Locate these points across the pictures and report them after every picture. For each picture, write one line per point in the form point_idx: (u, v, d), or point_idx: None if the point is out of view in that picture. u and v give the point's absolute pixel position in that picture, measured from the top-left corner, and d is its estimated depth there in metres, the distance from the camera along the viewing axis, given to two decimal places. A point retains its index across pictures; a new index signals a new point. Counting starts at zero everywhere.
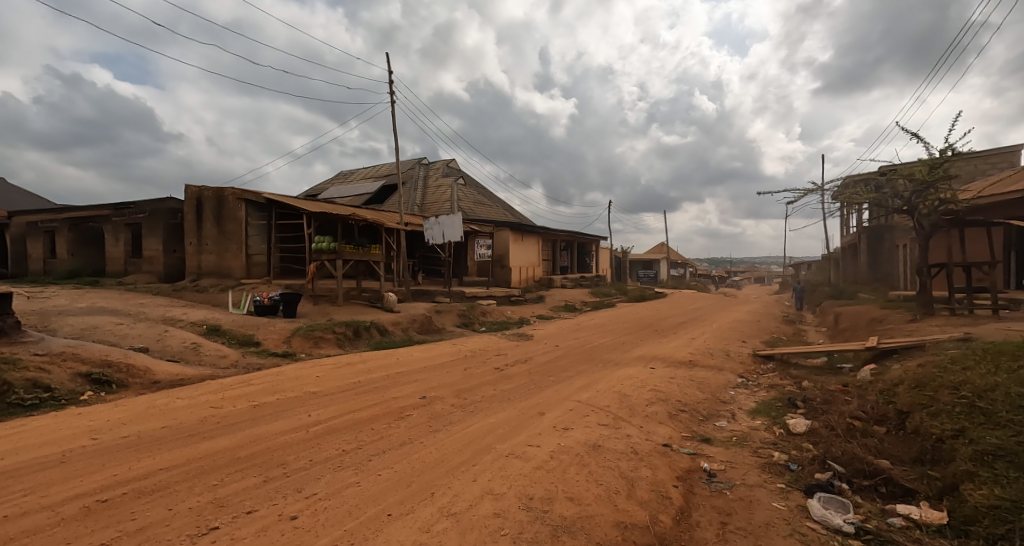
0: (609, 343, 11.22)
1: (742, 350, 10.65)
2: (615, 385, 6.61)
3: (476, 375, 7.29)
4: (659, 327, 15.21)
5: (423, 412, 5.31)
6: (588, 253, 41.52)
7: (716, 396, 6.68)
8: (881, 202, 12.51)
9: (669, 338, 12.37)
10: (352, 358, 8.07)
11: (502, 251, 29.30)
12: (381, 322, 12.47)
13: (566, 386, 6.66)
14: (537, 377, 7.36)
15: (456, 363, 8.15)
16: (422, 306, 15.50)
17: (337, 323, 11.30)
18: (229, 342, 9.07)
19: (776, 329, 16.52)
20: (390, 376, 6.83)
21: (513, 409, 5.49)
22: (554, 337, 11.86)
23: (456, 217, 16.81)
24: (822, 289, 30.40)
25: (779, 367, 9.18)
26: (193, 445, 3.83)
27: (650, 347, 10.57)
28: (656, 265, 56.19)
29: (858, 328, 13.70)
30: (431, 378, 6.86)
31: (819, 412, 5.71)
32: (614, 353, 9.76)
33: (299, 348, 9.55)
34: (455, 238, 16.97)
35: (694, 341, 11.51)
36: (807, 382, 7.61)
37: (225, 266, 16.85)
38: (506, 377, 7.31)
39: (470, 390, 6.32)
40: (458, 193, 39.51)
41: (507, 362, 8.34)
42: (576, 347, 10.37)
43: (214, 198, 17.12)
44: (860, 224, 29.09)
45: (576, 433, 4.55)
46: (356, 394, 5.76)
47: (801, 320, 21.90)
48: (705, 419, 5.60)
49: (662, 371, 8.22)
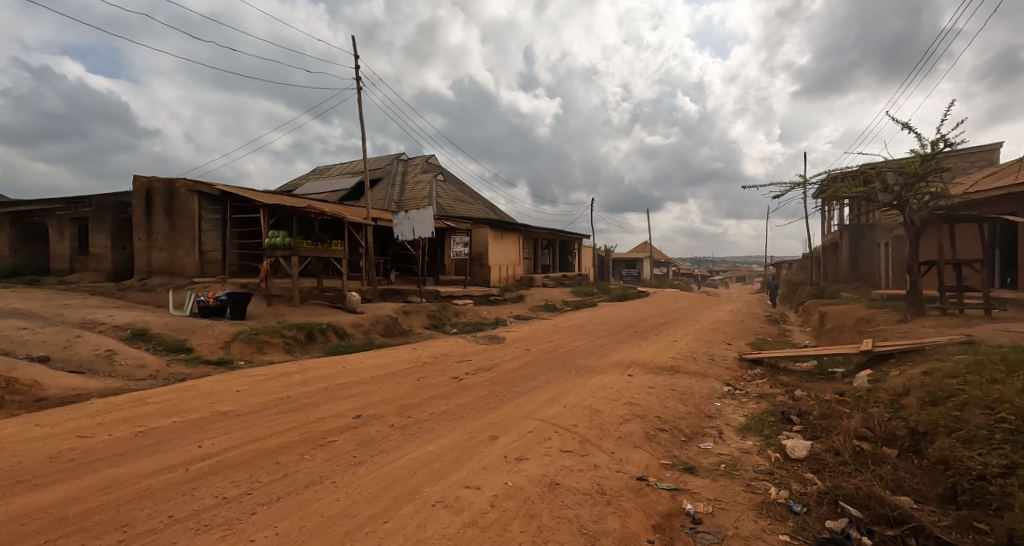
0: (585, 346, 10.41)
1: (727, 354, 9.93)
2: (586, 398, 5.78)
3: (430, 386, 6.39)
4: (640, 328, 14.47)
5: (351, 437, 4.38)
6: (571, 251, 40.84)
7: (700, 410, 5.90)
8: (869, 197, 11.97)
9: (650, 340, 11.61)
10: (291, 367, 7.10)
11: (481, 249, 28.36)
12: (340, 324, 11.46)
13: (529, 400, 5.81)
14: (500, 389, 6.50)
15: (411, 371, 7.23)
16: (389, 306, 14.51)
17: (288, 326, 10.27)
18: (155, 348, 8.00)
19: (761, 330, 15.92)
20: (328, 390, 5.88)
21: (461, 433, 4.60)
22: (527, 341, 11.00)
23: (427, 212, 15.87)
24: (804, 289, 30.13)
25: (767, 373, 8.46)
26: (11, 498, 2.85)
27: (630, 350, 9.80)
28: (639, 264, 55.77)
29: (845, 329, 13.13)
30: (375, 391, 5.93)
31: (818, 431, 4.95)
32: (589, 358, 8.95)
33: (238, 355, 8.50)
34: (426, 234, 16.00)
35: (677, 344, 10.77)
36: (799, 391, 6.88)
37: (177, 264, 15.62)
38: (464, 388, 6.43)
39: (417, 406, 5.41)
40: (437, 190, 38.46)
41: (469, 370, 7.46)
42: (549, 351, 9.52)
43: (165, 190, 15.88)
44: (841, 223, 28.89)
45: (531, 468, 3.68)
46: (276, 414, 4.79)
47: (784, 319, 21.46)
48: (688, 441, 4.80)
49: (640, 378, 7.42)
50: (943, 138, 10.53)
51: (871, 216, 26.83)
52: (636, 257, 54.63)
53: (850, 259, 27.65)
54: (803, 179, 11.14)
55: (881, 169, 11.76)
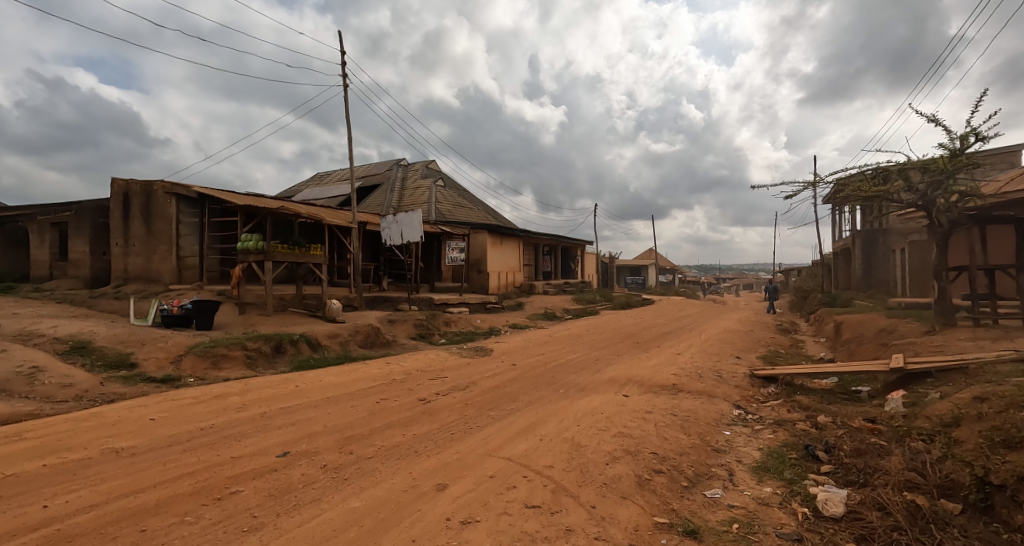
0: (579, 360, 9.48)
1: (736, 369, 8.97)
2: (570, 428, 4.85)
3: (389, 411, 5.47)
4: (642, 339, 13.50)
5: (263, 483, 3.44)
6: (573, 258, 39.93)
7: (705, 442, 4.95)
8: (889, 197, 11.05)
9: (652, 353, 10.66)
10: (236, 385, 6.22)
11: (479, 256, 27.53)
12: (314, 334, 10.57)
13: (502, 430, 4.88)
14: (471, 415, 5.58)
15: (374, 391, 6.32)
16: (374, 316, 13.64)
17: (254, 337, 9.39)
18: (91, 365, 7.13)
19: (772, 340, 14.92)
20: (264, 417, 4.94)
21: (405, 476, 3.67)
22: (517, 353, 10.09)
23: (416, 215, 15.04)
24: (814, 297, 29.06)
25: (783, 392, 7.50)
26: None
27: (628, 365, 8.86)
28: (644, 271, 54.80)
29: (864, 341, 12.10)
30: (322, 418, 4.99)
31: (854, 476, 3.98)
32: (582, 374, 8.03)
33: (189, 370, 7.58)
34: (415, 239, 15.15)
35: (680, 357, 9.79)
36: (823, 416, 5.92)
37: (154, 270, 14.88)
38: (428, 414, 5.51)
39: (363, 439, 4.48)
40: (436, 195, 37.76)
41: (442, 390, 6.54)
42: (539, 366, 8.58)
43: (143, 193, 15.17)
44: (853, 228, 27.81)
45: (479, 540, 2.75)
46: (181, 452, 3.87)
47: (796, 329, 20.40)
48: (690, 487, 3.85)
49: (637, 400, 6.47)
50: (973, 132, 9.59)
51: (885, 220, 25.82)
52: (641, 264, 53.64)
53: (863, 266, 26.58)
54: (817, 179, 10.26)
55: (901, 168, 10.87)
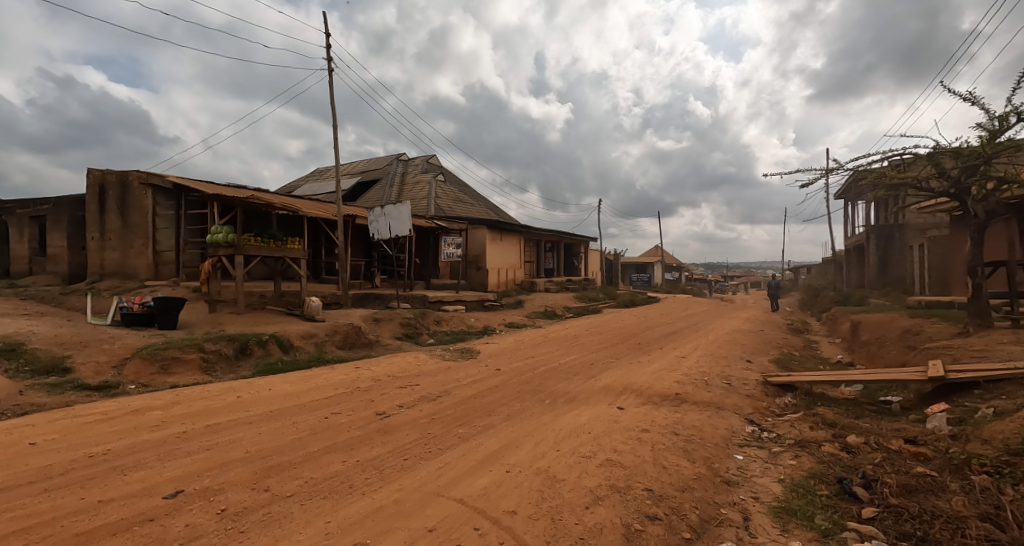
0: (573, 364, 8.62)
1: (747, 374, 8.07)
2: (547, 454, 3.96)
3: (337, 428, 4.59)
4: (644, 339, 12.60)
5: (125, 542, 2.56)
6: (576, 254, 38.98)
7: (714, 471, 4.06)
8: (915, 186, 10.09)
9: (654, 356, 9.77)
10: (168, 394, 5.38)
11: (478, 252, 26.71)
12: (286, 334, 9.75)
13: (464, 456, 4.00)
14: (435, 435, 4.70)
15: (330, 402, 5.47)
16: (357, 314, 12.81)
17: (217, 337, 8.58)
18: (18, 370, 6.32)
19: (784, 341, 13.98)
20: (180, 438, 4.06)
21: (320, 529, 2.79)
22: (506, 355, 9.24)
23: (404, 207, 14.20)
24: (826, 295, 28.04)
25: (803, 403, 6.60)
26: None
27: (625, 371, 7.98)
28: (650, 268, 53.78)
29: (886, 343, 11.16)
30: (250, 440, 4.12)
31: (910, 528, 3.07)
32: (573, 381, 7.18)
33: (131, 376, 6.74)
34: (403, 233, 14.34)
35: (685, 361, 8.91)
36: (853, 435, 5.01)
37: (130, 265, 14.15)
38: (383, 433, 4.63)
39: (289, 470, 3.60)
40: (437, 190, 36.95)
41: (409, 401, 5.67)
42: (526, 372, 7.71)
43: (118, 184, 14.41)
44: (868, 224, 26.67)
45: None
46: (40, 492, 2.98)
47: (809, 329, 19.40)
48: (694, 542, 2.95)
49: (633, 414, 5.61)
50: (1014, 110, 8.59)
51: (901, 216, 24.78)
52: (646, 261, 52.65)
53: (878, 263, 25.54)
54: (838, 165, 9.26)
55: (929, 153, 9.91)
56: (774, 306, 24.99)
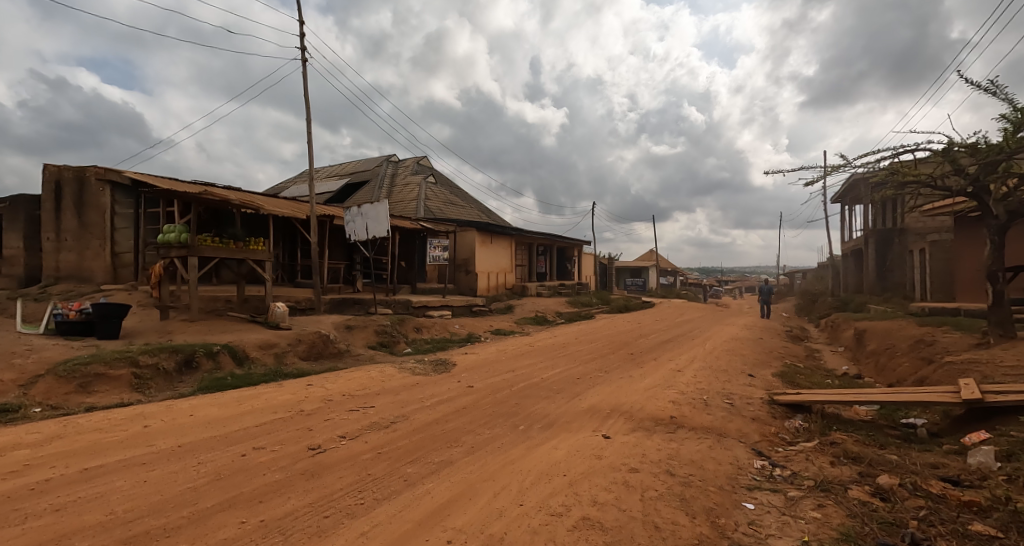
0: (558, 379, 7.76)
1: (750, 391, 7.28)
2: (505, 514, 3.06)
3: (252, 471, 3.63)
4: (636, 349, 11.78)
5: None
6: (569, 259, 38.22)
7: (721, 532, 3.18)
8: (927, 184, 9.40)
9: (647, 369, 8.94)
10: (60, 423, 4.46)
11: (467, 255, 25.91)
12: (241, 344, 8.79)
13: (400, 515, 3.09)
14: (375, 478, 3.77)
15: (259, 432, 4.51)
16: (329, 322, 11.88)
17: (159, 348, 7.65)
18: None
19: (784, 350, 13.23)
20: (33, 491, 3.08)
21: None
22: (484, 368, 8.39)
23: (381, 206, 13.36)
24: (824, 301, 27.45)
25: (816, 427, 5.80)
26: None
27: (615, 388, 7.15)
28: (645, 273, 53.18)
29: (897, 355, 10.43)
30: (126, 494, 3.14)
31: None
32: (555, 401, 6.35)
33: (40, 396, 5.81)
34: (380, 234, 13.50)
35: (681, 376, 8.08)
36: (885, 475, 4.17)
37: (86, 268, 13.17)
38: (310, 476, 3.69)
39: (157, 540, 2.66)
40: (426, 192, 36.11)
41: (355, 430, 4.74)
42: (503, 389, 6.84)
43: (75, 180, 13.45)
44: (867, 228, 26.07)
45: None
46: None
47: (808, 336, 18.68)
48: None
49: (620, 444, 4.76)
50: None
51: (900, 219, 24.17)
52: (641, 265, 52.02)
53: (876, 268, 24.97)
54: (845, 161, 8.59)
55: (943, 150, 9.22)
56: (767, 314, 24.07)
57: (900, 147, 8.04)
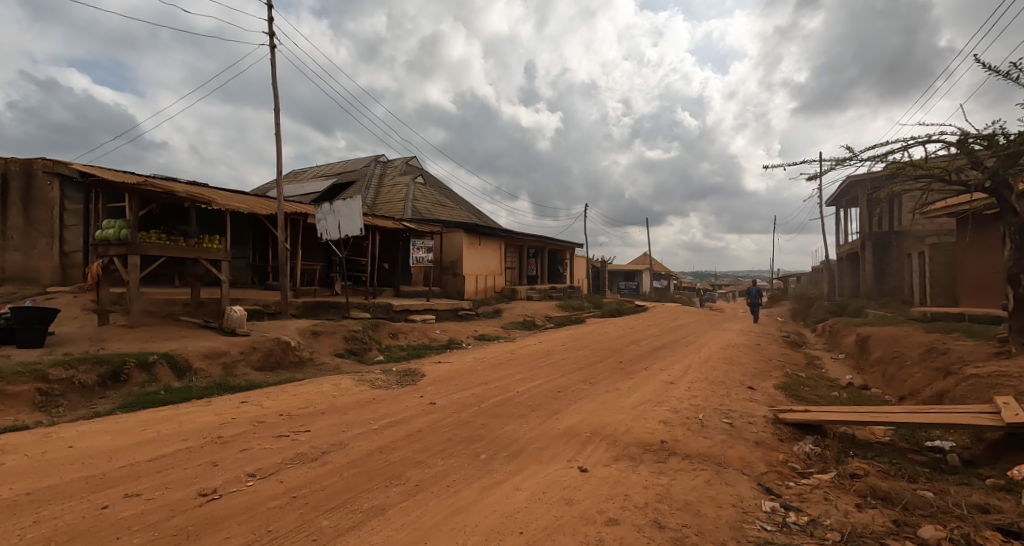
0: (536, 393, 6.90)
1: (752, 407, 6.47)
2: None
3: (101, 533, 2.67)
4: (626, 357, 10.96)
5: None
6: (561, 262, 37.42)
7: None
8: (940, 179, 8.72)
9: (637, 380, 8.10)
10: None
11: (454, 258, 25.07)
12: (183, 353, 7.79)
13: None
14: (274, 538, 2.84)
15: (145, 470, 3.51)
16: (294, 327, 10.94)
17: (81, 359, 6.68)
18: None
19: (784, 358, 12.48)
20: None
21: None
22: (456, 380, 7.52)
23: (354, 203, 12.50)
24: (820, 304, 26.81)
25: (832, 454, 4.98)
26: None
27: (599, 405, 6.30)
28: (638, 276, 52.55)
29: (906, 365, 9.70)
30: None
31: None
32: (528, 422, 5.49)
33: None
34: (354, 233, 12.63)
35: (675, 389, 7.25)
36: (930, 525, 3.33)
37: (32, 268, 12.16)
38: (186, 537, 2.75)
39: None
40: (415, 193, 35.23)
41: (273, 464, 3.78)
42: (470, 407, 5.97)
43: (21, 174, 12.43)
44: (864, 230, 25.46)
45: None
46: None
47: (806, 342, 17.98)
48: None
49: (600, 482, 3.90)
50: None
51: (898, 222, 23.59)
52: (635, 268, 51.32)
53: (874, 271, 24.35)
54: (851, 155, 7.95)
55: (958, 142, 8.55)
56: (754, 314, 22.91)
57: (913, 139, 7.38)
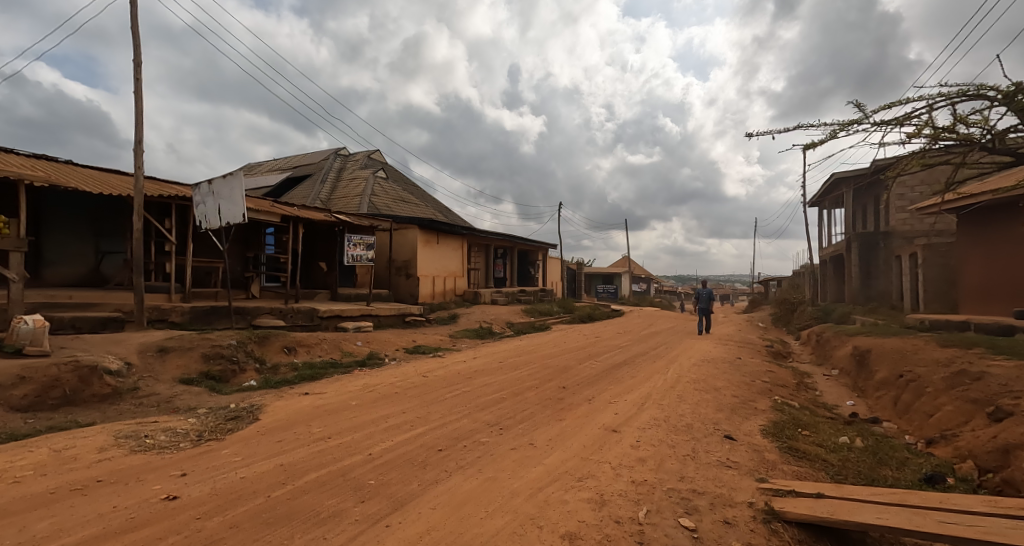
0: (395, 458, 4.39)
1: (729, 482, 4.06)
2: None
3: None
4: (573, 381, 8.52)
5: None
6: (532, 263, 34.98)
7: None
8: (976, 147, 6.51)
9: (570, 424, 5.65)
10: None
11: (406, 256, 22.46)
12: None
13: None
14: None
15: None
16: (133, 344, 8.27)
17: None
18: None
19: (772, 377, 10.22)
20: None
21: None
22: (289, 431, 4.96)
23: (235, 183, 9.90)
24: (803, 309, 24.92)
25: None
26: None
27: (482, 485, 3.81)
28: (617, 280, 50.59)
29: (928, 391, 7.49)
30: None
31: None
32: (323, 540, 2.97)
33: None
34: (234, 219, 10.01)
35: (615, 445, 4.80)
36: None
37: None
38: None
39: None
40: (373, 187, 32.46)
41: None
42: (248, 497, 3.42)
43: None
44: (851, 229, 23.56)
45: None
46: None
47: (792, 353, 15.85)
48: None
49: None
50: None
51: (886, 221, 21.73)
52: (614, 272, 49.24)
53: (860, 275, 22.52)
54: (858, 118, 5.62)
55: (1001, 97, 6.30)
56: (707, 322, 19.42)
57: (948, 94, 5.10)
